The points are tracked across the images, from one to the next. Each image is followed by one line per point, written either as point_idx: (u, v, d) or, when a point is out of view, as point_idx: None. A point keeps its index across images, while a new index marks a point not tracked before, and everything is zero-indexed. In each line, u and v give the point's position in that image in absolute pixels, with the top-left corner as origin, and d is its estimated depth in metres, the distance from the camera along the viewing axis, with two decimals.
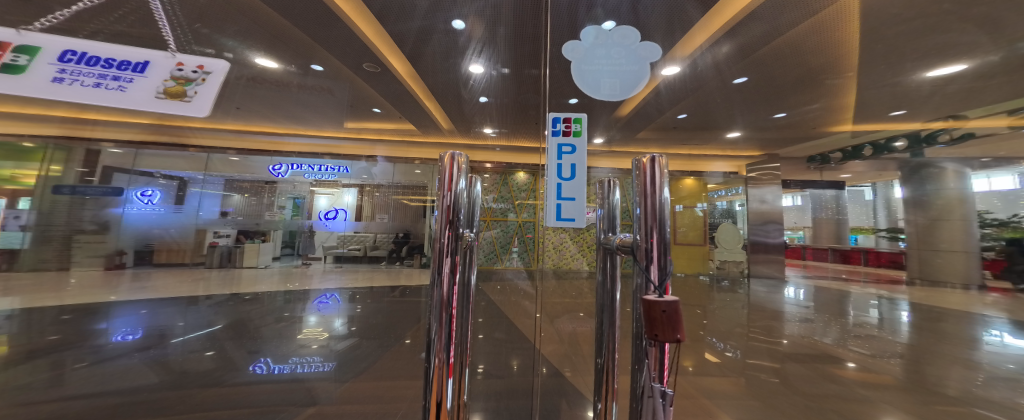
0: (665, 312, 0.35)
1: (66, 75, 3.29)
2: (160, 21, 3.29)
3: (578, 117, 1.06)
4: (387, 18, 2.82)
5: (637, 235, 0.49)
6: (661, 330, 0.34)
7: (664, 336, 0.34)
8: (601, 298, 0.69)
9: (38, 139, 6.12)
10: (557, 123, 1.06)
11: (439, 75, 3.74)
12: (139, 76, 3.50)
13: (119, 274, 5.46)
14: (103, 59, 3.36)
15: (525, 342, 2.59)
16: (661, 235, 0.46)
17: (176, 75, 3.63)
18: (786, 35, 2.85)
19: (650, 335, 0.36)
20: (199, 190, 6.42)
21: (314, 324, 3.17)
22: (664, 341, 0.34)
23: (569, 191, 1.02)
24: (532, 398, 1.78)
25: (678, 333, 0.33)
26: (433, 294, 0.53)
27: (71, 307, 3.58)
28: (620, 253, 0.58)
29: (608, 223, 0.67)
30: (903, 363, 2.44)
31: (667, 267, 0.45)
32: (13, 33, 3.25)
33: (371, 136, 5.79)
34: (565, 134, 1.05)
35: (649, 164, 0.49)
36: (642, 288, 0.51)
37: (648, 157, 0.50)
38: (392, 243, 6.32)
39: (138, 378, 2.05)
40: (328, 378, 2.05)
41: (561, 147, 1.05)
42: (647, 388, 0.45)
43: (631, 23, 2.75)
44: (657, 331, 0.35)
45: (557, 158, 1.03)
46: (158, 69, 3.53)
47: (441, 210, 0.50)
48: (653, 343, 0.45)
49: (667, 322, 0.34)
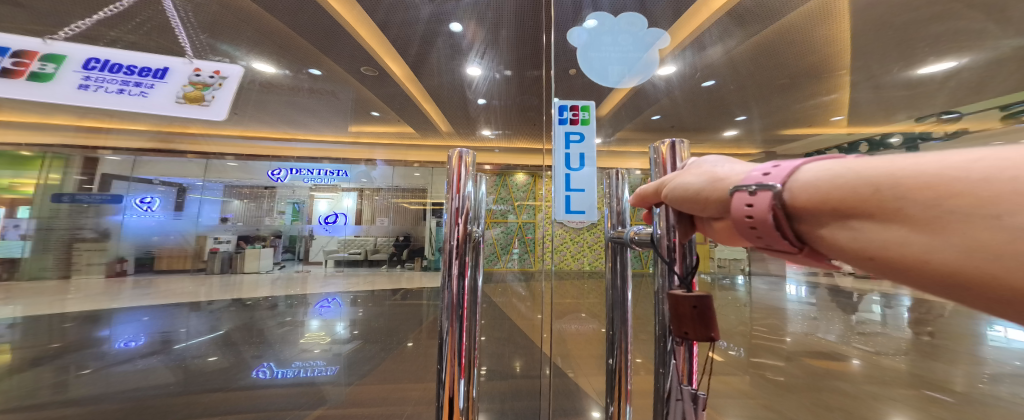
0: (696, 308, 0.33)
1: (90, 82, 3.70)
2: (176, 30, 3.28)
3: (585, 106, 1.06)
4: (391, 23, 2.85)
5: (658, 228, 0.43)
6: (690, 327, 0.34)
7: (695, 334, 0.33)
8: (612, 294, 0.68)
9: (37, 147, 6.08)
10: (564, 111, 1.05)
11: (439, 78, 3.81)
12: (161, 82, 3.74)
13: (120, 282, 5.38)
14: (126, 67, 3.65)
15: (523, 340, 2.62)
16: (688, 236, 0.39)
17: (194, 80, 3.79)
18: (785, 17, 2.69)
19: (679, 334, 0.35)
20: (199, 196, 6.31)
21: (315, 329, 3.13)
22: (694, 339, 0.33)
23: (577, 183, 1.03)
24: (539, 399, 1.77)
25: (711, 331, 0.32)
26: (443, 299, 0.56)
27: (72, 315, 3.56)
28: (633, 247, 0.53)
29: (617, 220, 0.65)
30: (909, 360, 2.47)
31: (692, 264, 0.40)
32: (39, 42, 3.38)
33: (369, 139, 5.95)
34: (573, 123, 1.05)
35: (671, 152, 0.43)
36: (665, 287, 0.46)
37: (668, 143, 0.44)
38: (393, 246, 6.33)
39: (149, 383, 2.05)
40: (339, 379, 2.07)
41: (569, 135, 1.05)
42: (673, 389, 0.41)
43: (638, 11, 2.53)
44: (687, 329, 0.34)
45: (565, 147, 1.04)
46: (178, 75, 3.78)
47: (450, 212, 0.55)
48: (677, 342, 0.43)
49: (696, 320, 0.33)
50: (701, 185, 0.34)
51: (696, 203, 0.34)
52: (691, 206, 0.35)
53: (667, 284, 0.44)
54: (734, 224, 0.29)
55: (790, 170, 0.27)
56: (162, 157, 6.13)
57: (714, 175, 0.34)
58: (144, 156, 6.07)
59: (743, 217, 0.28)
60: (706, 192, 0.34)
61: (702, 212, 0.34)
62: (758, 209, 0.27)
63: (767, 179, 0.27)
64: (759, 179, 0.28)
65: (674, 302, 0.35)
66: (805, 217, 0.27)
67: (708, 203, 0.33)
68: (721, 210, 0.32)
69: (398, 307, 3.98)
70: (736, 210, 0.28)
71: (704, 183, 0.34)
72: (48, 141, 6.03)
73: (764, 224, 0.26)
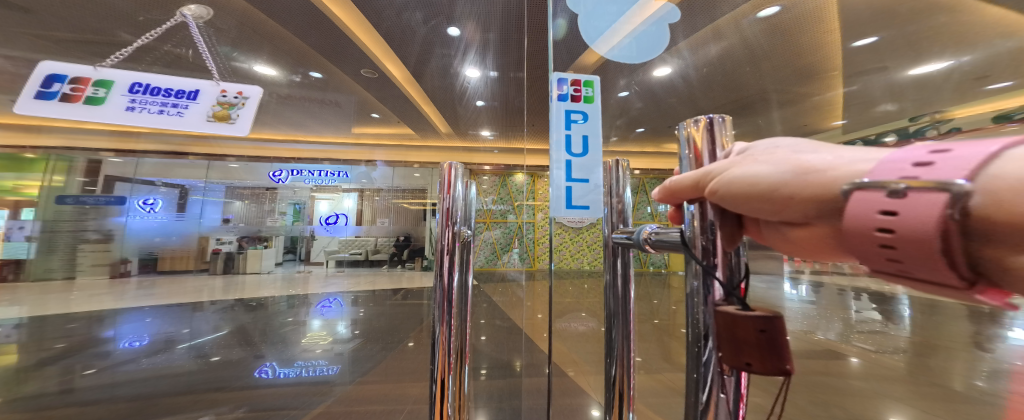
0: (764, 333, 0.23)
1: (137, 105, 3.31)
2: (194, 37, 3.37)
3: (588, 81, 0.93)
4: (389, 25, 2.84)
5: (690, 225, 0.32)
6: (753, 357, 0.24)
7: (760, 366, 0.24)
8: (610, 304, 0.67)
9: (41, 150, 6.12)
10: (565, 85, 0.91)
11: (437, 79, 3.80)
12: (194, 103, 3.41)
13: (124, 282, 5.42)
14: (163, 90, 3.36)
15: (523, 340, 2.60)
16: (733, 242, 0.30)
17: (221, 100, 3.47)
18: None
19: (734, 364, 0.25)
20: (200, 197, 6.34)
21: (317, 328, 3.14)
22: (758, 373, 0.24)
23: (580, 172, 0.89)
24: (538, 398, 1.76)
25: (786, 362, 0.23)
26: (435, 299, 0.57)
27: (75, 315, 3.57)
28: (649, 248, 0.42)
29: (620, 217, 0.65)
30: (909, 358, 2.47)
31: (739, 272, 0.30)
32: (91, 69, 3.34)
33: (370, 140, 5.91)
34: (576, 99, 0.90)
35: (707, 131, 0.32)
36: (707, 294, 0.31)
37: (708, 120, 0.32)
38: (393, 246, 6.36)
39: (150, 385, 2.03)
40: (340, 379, 2.07)
41: (571, 114, 0.90)
42: None
43: None
44: (747, 359, 0.24)
45: (566, 128, 0.89)
46: (207, 96, 3.46)
47: (442, 212, 0.55)
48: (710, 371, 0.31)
49: (762, 348, 0.23)
50: (780, 179, 0.25)
51: (771, 203, 0.25)
52: (758, 206, 0.26)
53: (709, 292, 0.31)
54: (855, 241, 0.20)
55: (973, 162, 0.18)
56: (163, 159, 6.15)
57: (800, 166, 0.25)
58: (146, 158, 6.09)
59: (875, 230, 0.19)
60: (786, 188, 0.25)
61: (774, 216, 0.25)
62: (905, 219, 0.18)
63: (935, 174, 0.18)
64: (908, 173, 0.19)
65: (728, 322, 0.25)
66: (997, 238, 0.17)
67: (789, 204, 0.25)
68: (813, 212, 0.24)
69: (398, 307, 3.97)
70: (861, 225, 0.20)
71: (786, 174, 0.25)
72: (50, 144, 6.04)
73: (921, 246, 0.17)
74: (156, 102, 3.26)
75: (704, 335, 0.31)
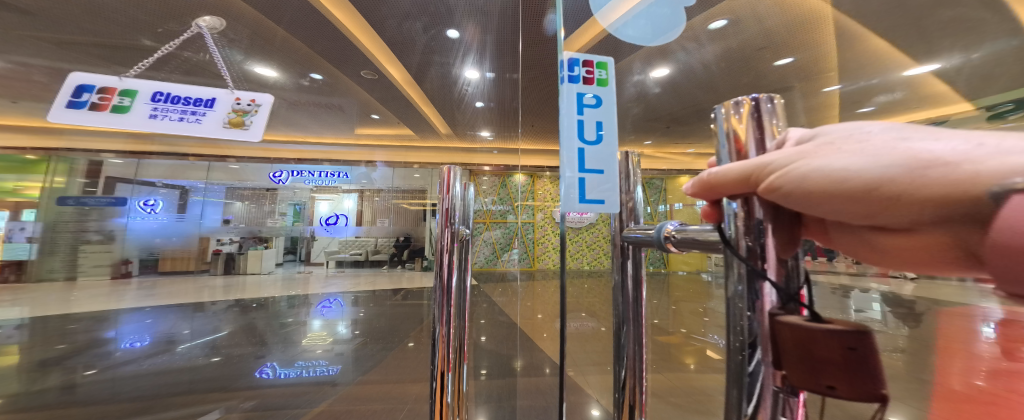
0: (856, 351, 0.17)
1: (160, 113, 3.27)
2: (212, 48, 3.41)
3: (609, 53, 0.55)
4: (389, 28, 2.85)
5: (731, 225, 0.25)
6: (838, 380, 0.17)
7: (846, 390, 0.18)
8: (617, 309, 0.58)
9: (42, 151, 6.11)
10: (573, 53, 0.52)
11: (437, 81, 3.80)
12: (212, 110, 3.41)
13: (125, 283, 5.43)
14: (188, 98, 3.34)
15: (522, 340, 2.61)
16: (788, 249, 0.24)
17: (235, 107, 3.45)
18: None
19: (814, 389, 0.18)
20: (201, 198, 6.33)
21: (317, 329, 3.15)
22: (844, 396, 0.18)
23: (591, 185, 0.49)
24: (537, 397, 1.76)
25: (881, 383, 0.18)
26: (435, 298, 0.57)
27: (76, 316, 3.58)
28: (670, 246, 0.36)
29: (631, 214, 0.55)
30: (907, 357, 2.48)
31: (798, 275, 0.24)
32: (116, 80, 3.30)
33: (370, 141, 5.84)
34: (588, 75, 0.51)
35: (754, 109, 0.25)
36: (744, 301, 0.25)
37: (749, 100, 0.25)
38: (393, 247, 6.37)
39: (149, 386, 2.02)
40: (341, 379, 2.08)
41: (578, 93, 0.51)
42: None
43: None
44: (832, 381, 0.18)
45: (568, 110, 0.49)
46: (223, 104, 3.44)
47: (441, 213, 0.55)
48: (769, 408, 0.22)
49: (849, 370, 0.17)
50: (883, 175, 0.19)
51: (868, 204, 0.20)
52: (845, 204, 0.20)
53: (749, 298, 0.24)
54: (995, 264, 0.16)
55: None
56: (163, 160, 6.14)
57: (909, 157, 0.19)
58: (146, 160, 6.08)
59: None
60: (887, 184, 0.19)
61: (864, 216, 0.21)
62: None
63: None
64: None
65: (799, 338, 0.18)
66: None
67: (888, 205, 0.20)
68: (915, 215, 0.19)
69: (398, 307, 3.96)
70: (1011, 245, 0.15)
71: (890, 168, 0.19)
72: (49, 145, 6.03)
73: None
74: (175, 110, 3.25)
75: (749, 347, 0.24)
